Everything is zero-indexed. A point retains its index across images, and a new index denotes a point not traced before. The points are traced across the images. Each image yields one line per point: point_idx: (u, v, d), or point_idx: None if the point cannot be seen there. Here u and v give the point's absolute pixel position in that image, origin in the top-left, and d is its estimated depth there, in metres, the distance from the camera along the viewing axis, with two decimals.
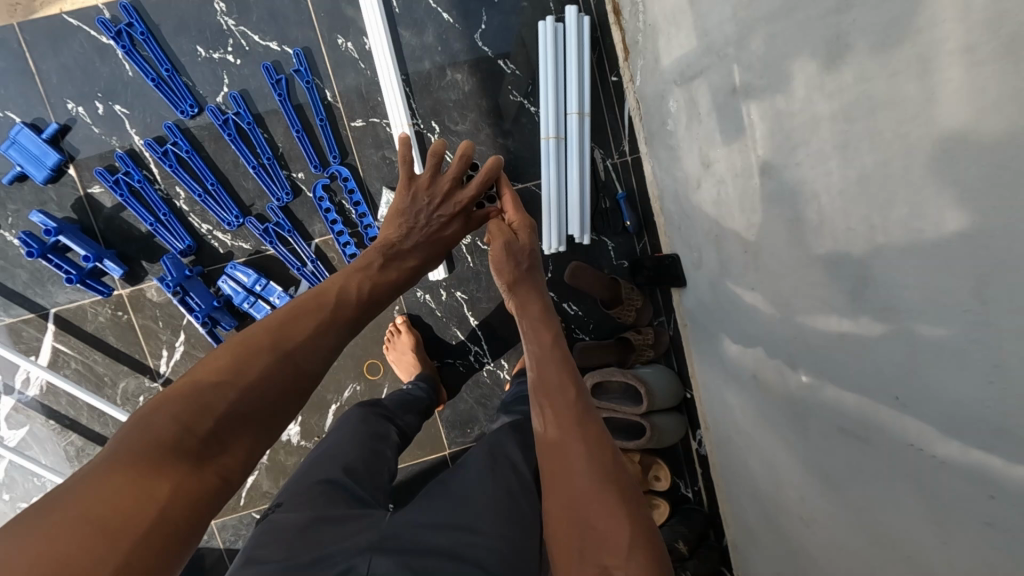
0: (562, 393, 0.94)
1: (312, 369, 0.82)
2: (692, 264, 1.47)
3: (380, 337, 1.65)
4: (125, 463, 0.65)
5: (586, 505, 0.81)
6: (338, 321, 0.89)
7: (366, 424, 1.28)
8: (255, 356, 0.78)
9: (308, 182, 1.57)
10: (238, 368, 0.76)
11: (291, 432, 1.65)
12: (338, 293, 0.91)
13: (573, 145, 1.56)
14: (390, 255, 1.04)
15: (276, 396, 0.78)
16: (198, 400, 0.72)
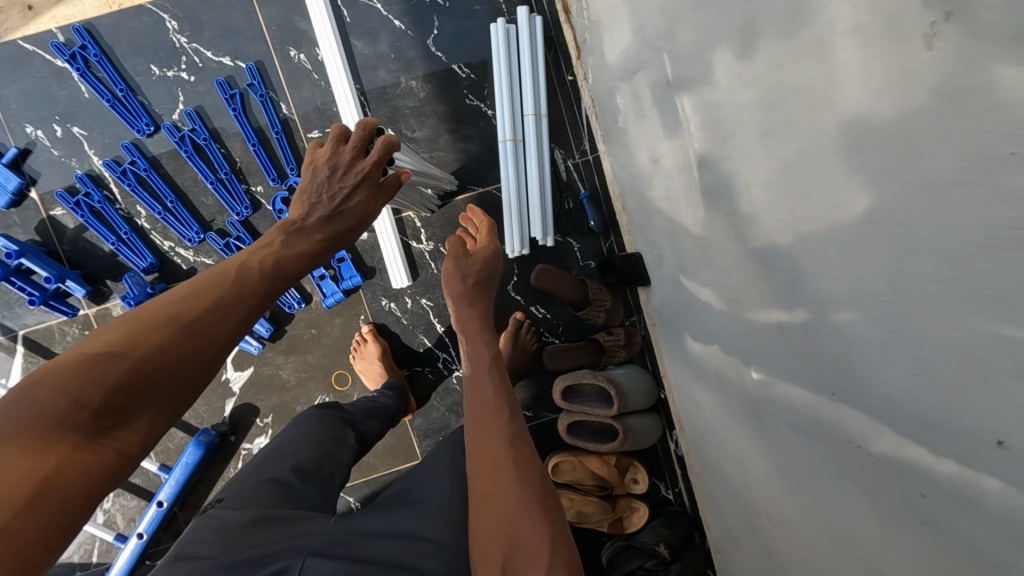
0: (494, 401, 0.94)
1: (222, 340, 0.75)
2: (654, 263, 1.45)
3: (347, 348, 1.64)
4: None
5: (513, 513, 0.80)
6: (254, 297, 0.82)
7: (323, 429, 1.26)
8: (155, 329, 0.70)
9: (267, 195, 1.58)
10: (130, 340, 0.68)
11: (262, 446, 1.64)
12: (241, 264, 0.84)
13: (531, 147, 1.55)
14: (292, 231, 0.96)
15: (181, 372, 0.71)
16: (88, 373, 0.64)
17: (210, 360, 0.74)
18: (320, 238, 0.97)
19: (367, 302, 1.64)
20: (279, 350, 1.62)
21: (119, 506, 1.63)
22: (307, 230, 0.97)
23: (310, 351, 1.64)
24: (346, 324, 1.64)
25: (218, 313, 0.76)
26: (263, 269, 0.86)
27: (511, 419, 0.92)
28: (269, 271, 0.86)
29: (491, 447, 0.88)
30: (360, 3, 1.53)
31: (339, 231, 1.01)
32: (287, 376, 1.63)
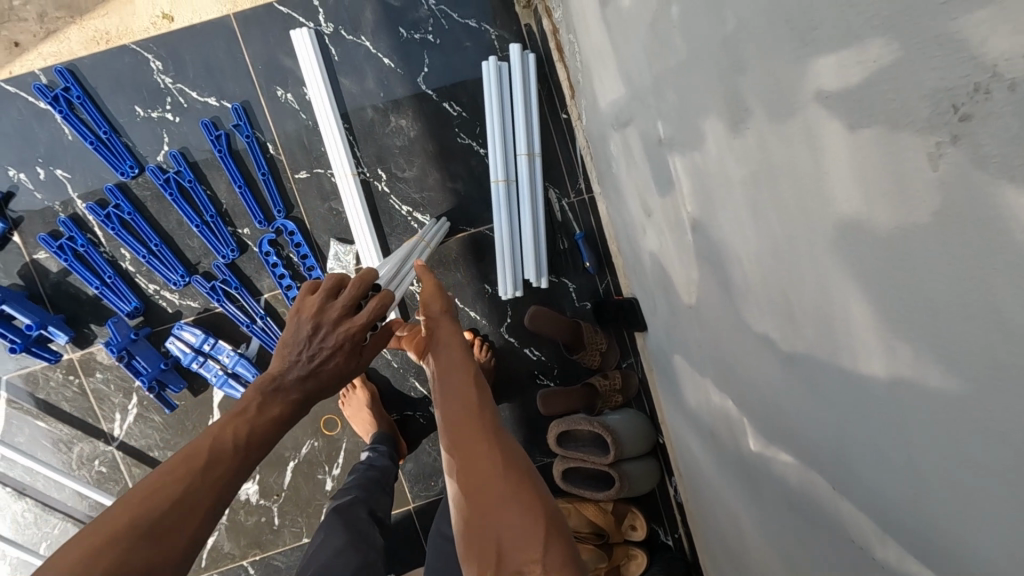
0: (465, 384, 0.87)
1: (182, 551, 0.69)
2: (649, 309, 1.39)
3: None
4: None
5: (496, 495, 0.72)
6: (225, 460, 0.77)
7: (353, 528, 1.16)
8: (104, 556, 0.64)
9: (254, 237, 1.54)
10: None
11: (249, 491, 1.62)
12: (212, 445, 0.78)
13: (523, 187, 1.50)
14: (268, 390, 0.88)
15: None
16: None
17: (187, 544, 0.70)
18: (298, 398, 0.89)
19: None
20: None
21: None
22: (286, 389, 0.88)
23: None
24: None
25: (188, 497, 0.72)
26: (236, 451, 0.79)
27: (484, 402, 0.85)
28: (239, 446, 0.79)
29: (466, 430, 0.80)
30: (347, 41, 1.49)
31: (320, 390, 0.92)
32: None
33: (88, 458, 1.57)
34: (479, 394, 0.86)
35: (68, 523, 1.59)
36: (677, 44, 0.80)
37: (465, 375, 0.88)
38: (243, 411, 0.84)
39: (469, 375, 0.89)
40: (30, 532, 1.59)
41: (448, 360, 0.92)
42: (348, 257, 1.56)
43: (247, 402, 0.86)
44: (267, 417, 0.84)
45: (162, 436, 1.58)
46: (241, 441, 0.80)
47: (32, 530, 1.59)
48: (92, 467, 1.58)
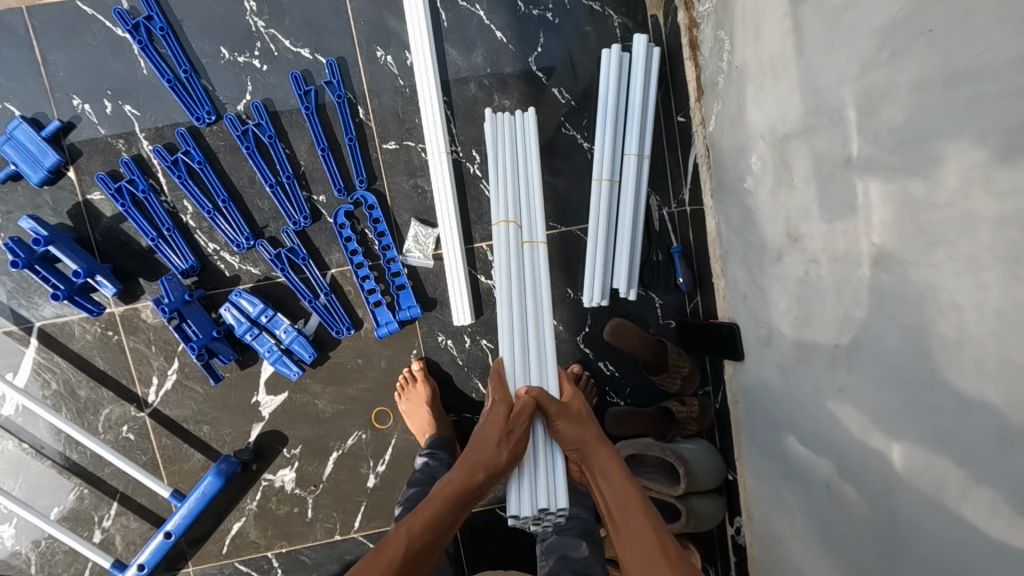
0: (634, 506, 1.08)
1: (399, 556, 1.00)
2: (755, 339, 1.29)
3: (392, 384, 1.49)
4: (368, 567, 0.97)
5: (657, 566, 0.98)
6: (438, 529, 1.05)
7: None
8: (397, 539, 1.02)
9: (329, 207, 1.42)
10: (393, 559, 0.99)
11: (285, 479, 1.50)
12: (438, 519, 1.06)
13: (629, 190, 1.38)
14: (466, 480, 1.10)
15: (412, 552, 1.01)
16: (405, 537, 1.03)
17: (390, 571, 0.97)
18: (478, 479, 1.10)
19: (422, 336, 1.48)
20: (317, 378, 1.47)
21: (119, 526, 1.47)
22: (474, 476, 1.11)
23: (352, 382, 1.48)
24: (395, 358, 1.48)
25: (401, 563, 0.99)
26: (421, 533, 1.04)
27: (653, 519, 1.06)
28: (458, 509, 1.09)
29: (637, 539, 1.03)
30: (460, 8, 1.37)
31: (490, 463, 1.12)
32: (323, 408, 1.48)
33: (117, 422, 1.44)
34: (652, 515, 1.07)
35: (86, 490, 1.46)
36: (927, 53, 0.69)
37: (632, 508, 1.07)
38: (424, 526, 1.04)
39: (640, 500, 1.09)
40: (40, 496, 1.44)
41: (609, 470, 1.14)
42: (427, 241, 1.43)
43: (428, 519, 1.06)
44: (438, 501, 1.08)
45: (199, 409, 1.45)
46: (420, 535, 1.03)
47: (42, 494, 1.44)
48: (119, 433, 1.44)
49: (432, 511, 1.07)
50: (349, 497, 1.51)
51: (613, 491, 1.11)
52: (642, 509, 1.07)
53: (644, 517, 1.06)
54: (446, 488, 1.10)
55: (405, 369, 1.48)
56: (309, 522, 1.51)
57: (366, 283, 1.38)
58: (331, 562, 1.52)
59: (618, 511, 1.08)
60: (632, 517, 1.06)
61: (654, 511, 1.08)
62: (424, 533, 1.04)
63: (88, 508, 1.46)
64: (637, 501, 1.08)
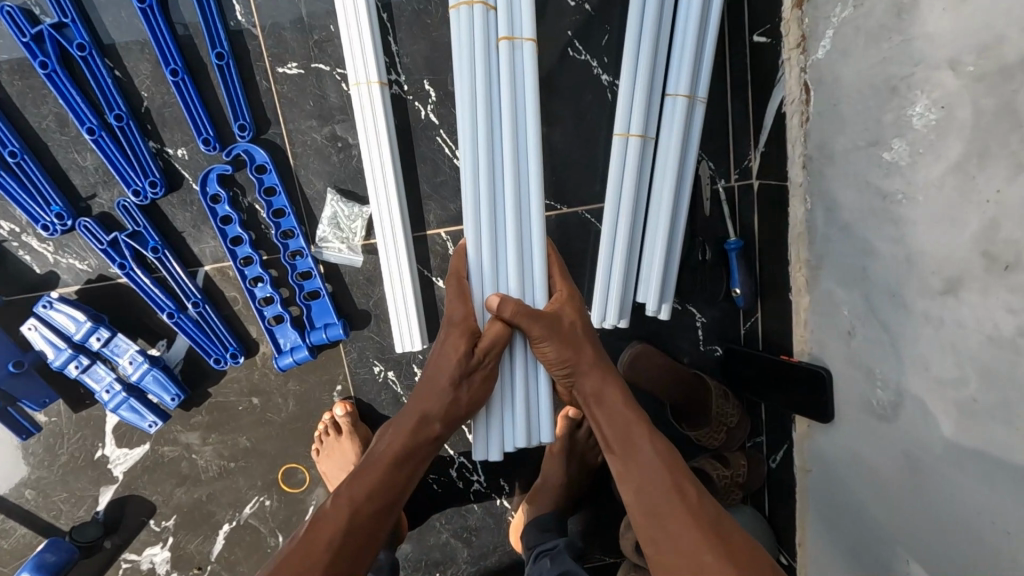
0: (648, 456, 0.77)
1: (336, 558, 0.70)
2: (859, 400, 0.82)
3: (307, 431, 1.02)
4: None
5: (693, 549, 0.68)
6: (390, 493, 0.77)
7: None
8: (328, 522, 0.72)
9: (193, 167, 0.89)
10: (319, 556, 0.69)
11: (154, 561, 1.04)
12: (390, 477, 0.77)
13: (672, 153, 0.89)
14: (423, 430, 0.80)
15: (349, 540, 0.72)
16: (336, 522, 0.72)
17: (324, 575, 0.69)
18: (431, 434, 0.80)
19: (348, 365, 0.99)
20: (192, 425, 0.99)
21: None
22: (427, 426, 0.80)
23: (246, 428, 1.00)
24: (308, 396, 1.00)
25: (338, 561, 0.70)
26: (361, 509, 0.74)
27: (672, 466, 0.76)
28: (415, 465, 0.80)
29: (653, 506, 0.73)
30: None
31: (452, 414, 0.81)
32: (204, 465, 1.01)
33: None
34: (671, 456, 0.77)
35: None
36: None
37: (641, 446, 0.78)
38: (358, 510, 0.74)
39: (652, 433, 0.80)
40: None
41: (605, 406, 0.82)
42: (352, 225, 0.92)
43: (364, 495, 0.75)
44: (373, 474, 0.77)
45: (16, 467, 0.98)
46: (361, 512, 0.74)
47: None
48: None
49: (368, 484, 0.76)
50: None
51: (615, 428, 0.80)
52: (660, 453, 0.77)
53: (661, 457, 0.77)
54: (398, 439, 0.79)
55: (326, 415, 1.00)
56: None
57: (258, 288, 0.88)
58: None
59: (625, 451, 0.78)
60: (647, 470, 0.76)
61: (681, 461, 0.77)
62: (364, 510, 0.74)
63: None
64: (649, 440, 0.78)
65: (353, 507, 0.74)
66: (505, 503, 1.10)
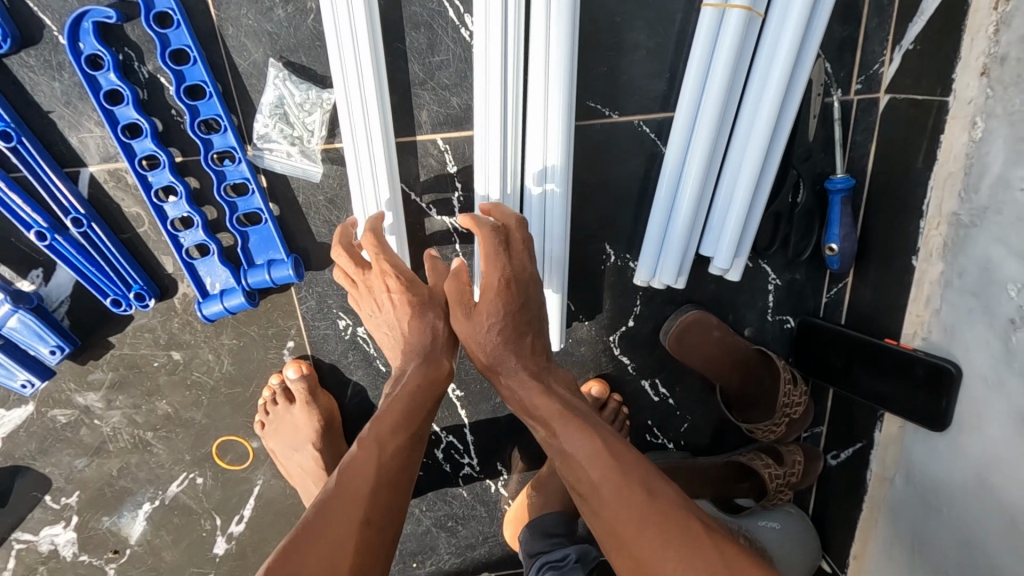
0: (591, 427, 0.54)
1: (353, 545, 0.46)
2: (1005, 418, 0.60)
3: (247, 397, 0.77)
4: None
5: (672, 536, 0.47)
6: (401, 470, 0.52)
7: None
8: (341, 507, 0.48)
9: (59, 10, 0.58)
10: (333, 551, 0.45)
11: (57, 542, 0.83)
12: (411, 415, 0.56)
13: (789, 38, 0.59)
14: (433, 372, 0.60)
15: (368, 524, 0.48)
16: (348, 506, 0.48)
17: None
18: (439, 373, 0.60)
19: (304, 315, 0.73)
20: (88, 383, 0.74)
21: None
22: (433, 364, 0.60)
23: (164, 390, 0.75)
24: (246, 354, 0.75)
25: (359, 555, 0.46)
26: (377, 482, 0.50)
27: (688, 555, 0.46)
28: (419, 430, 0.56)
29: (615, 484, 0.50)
30: None
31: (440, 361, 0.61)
32: (110, 434, 0.77)
33: None
34: (679, 530, 0.47)
35: None
36: None
37: (622, 500, 0.49)
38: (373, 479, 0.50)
39: (644, 515, 0.48)
40: None
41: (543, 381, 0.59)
42: (307, 119, 0.62)
43: (375, 461, 0.51)
44: (384, 427, 0.54)
45: None
46: (378, 484, 0.50)
47: None
48: None
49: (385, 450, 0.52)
50: (179, 570, 0.88)
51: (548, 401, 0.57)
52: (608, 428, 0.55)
53: (664, 552, 0.46)
54: (408, 386, 0.58)
55: (274, 378, 0.76)
56: None
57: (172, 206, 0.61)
58: None
59: (618, 555, 0.49)
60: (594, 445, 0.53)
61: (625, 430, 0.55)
62: (390, 476, 0.51)
63: None
64: (639, 540, 0.47)
65: (376, 455, 0.52)
66: (499, 491, 0.89)
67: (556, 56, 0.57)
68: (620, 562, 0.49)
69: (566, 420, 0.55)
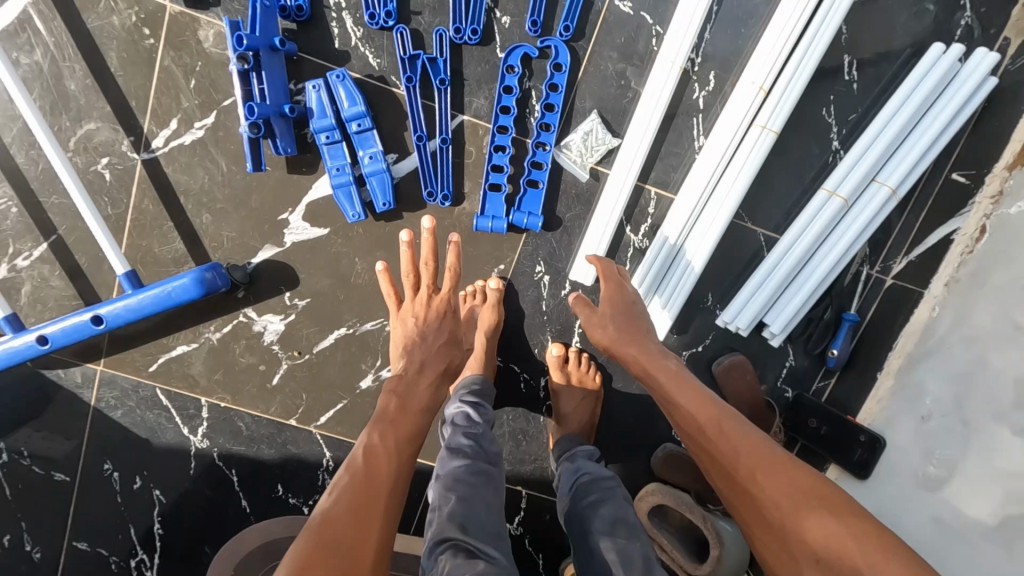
0: (696, 398, 0.83)
1: (380, 498, 0.73)
2: (908, 476, 1.03)
3: (453, 288, 1.14)
4: (337, 518, 0.69)
5: (753, 459, 0.72)
6: (419, 436, 0.84)
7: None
8: (371, 477, 0.75)
9: (505, 36, 1.04)
10: (367, 499, 0.72)
11: (267, 328, 1.15)
12: (420, 426, 0.85)
13: (858, 224, 1.07)
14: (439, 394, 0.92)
15: (389, 485, 0.75)
16: (374, 475, 0.75)
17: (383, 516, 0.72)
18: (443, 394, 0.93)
19: (520, 253, 1.13)
20: (370, 233, 1.11)
21: (35, 276, 1.09)
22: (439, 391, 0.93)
23: (409, 259, 1.12)
24: (472, 260, 1.13)
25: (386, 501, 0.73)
26: (395, 462, 0.78)
27: (775, 469, 0.71)
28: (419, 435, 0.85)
29: (711, 434, 0.78)
30: None
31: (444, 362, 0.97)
32: (357, 271, 1.13)
33: (98, 148, 1.04)
34: (764, 453, 0.73)
35: (14, 208, 1.07)
36: None
37: (715, 438, 0.77)
38: (393, 458, 0.78)
39: (740, 441, 0.75)
40: None
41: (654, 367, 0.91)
42: (594, 147, 1.07)
43: (395, 450, 0.80)
44: (407, 429, 0.83)
45: (208, 190, 1.07)
46: (396, 463, 0.78)
47: None
48: (95, 162, 1.05)
49: (401, 446, 0.80)
50: (327, 386, 1.19)
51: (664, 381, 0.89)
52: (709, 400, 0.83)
53: (751, 453, 0.73)
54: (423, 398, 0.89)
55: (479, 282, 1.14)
56: (270, 387, 1.18)
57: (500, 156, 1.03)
58: (270, 443, 1.22)
59: (726, 481, 0.74)
60: (698, 410, 0.81)
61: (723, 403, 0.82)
62: (402, 462, 0.79)
63: (7, 230, 1.07)
64: (738, 461, 0.73)
65: (395, 445, 0.80)
66: None
67: (741, 180, 1.03)
68: (727, 482, 0.74)
69: (680, 391, 0.86)
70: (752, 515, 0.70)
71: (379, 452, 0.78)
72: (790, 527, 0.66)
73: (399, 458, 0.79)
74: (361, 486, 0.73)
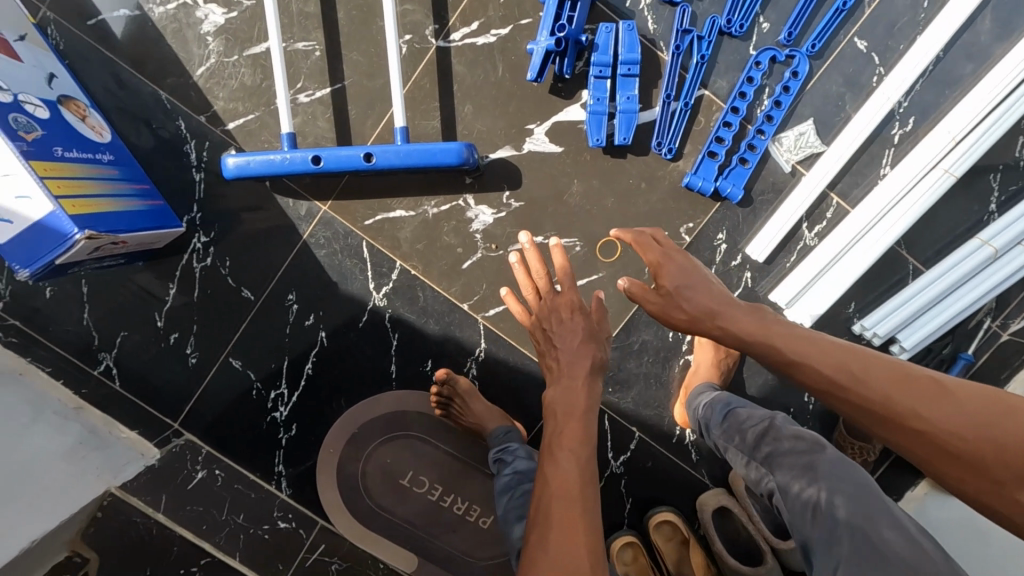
0: (810, 341, 0.88)
1: (577, 496, 0.84)
2: None
3: (644, 231, 1.31)
4: (551, 533, 0.80)
5: (899, 390, 0.77)
6: (588, 440, 0.94)
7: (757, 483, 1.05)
8: (560, 481, 0.86)
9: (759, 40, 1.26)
10: (569, 498, 0.83)
11: (477, 217, 1.31)
12: (586, 421, 0.96)
13: (1003, 271, 1.22)
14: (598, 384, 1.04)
15: (576, 482, 0.86)
16: (567, 477, 0.86)
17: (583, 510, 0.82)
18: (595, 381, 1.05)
19: (710, 218, 1.31)
20: (594, 163, 1.29)
21: (310, 113, 1.27)
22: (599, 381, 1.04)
23: (617, 195, 1.30)
24: (668, 212, 1.30)
25: (582, 497, 0.83)
26: (578, 463, 0.89)
27: (924, 393, 0.76)
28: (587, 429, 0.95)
29: (850, 369, 0.82)
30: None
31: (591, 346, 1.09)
32: (572, 191, 1.30)
33: (407, 26, 1.25)
34: (898, 376, 0.79)
35: (318, 51, 1.25)
36: None
37: (845, 373, 0.82)
38: (574, 459, 0.89)
39: (875, 369, 0.80)
40: (281, 16, 1.25)
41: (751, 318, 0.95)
42: (800, 147, 1.27)
43: (568, 453, 0.90)
44: (579, 430, 0.94)
45: (481, 87, 1.27)
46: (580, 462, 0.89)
47: (285, 17, 1.25)
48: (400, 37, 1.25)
49: (583, 451, 0.90)
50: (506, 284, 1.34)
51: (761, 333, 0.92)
52: (813, 337, 0.88)
53: (909, 396, 0.77)
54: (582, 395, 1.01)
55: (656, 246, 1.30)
56: (459, 269, 1.33)
57: (728, 129, 1.23)
58: (438, 320, 1.35)
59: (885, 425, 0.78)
60: (816, 352, 0.86)
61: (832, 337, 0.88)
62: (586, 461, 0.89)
63: (305, 68, 1.26)
64: (890, 396, 0.78)
65: (570, 445, 0.91)
66: None
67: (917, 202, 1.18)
68: (886, 423, 0.78)
69: (780, 333, 0.91)
70: (951, 467, 0.74)
71: (567, 455, 0.90)
72: (988, 457, 0.71)
73: (578, 459, 0.89)
74: (559, 494, 0.84)
